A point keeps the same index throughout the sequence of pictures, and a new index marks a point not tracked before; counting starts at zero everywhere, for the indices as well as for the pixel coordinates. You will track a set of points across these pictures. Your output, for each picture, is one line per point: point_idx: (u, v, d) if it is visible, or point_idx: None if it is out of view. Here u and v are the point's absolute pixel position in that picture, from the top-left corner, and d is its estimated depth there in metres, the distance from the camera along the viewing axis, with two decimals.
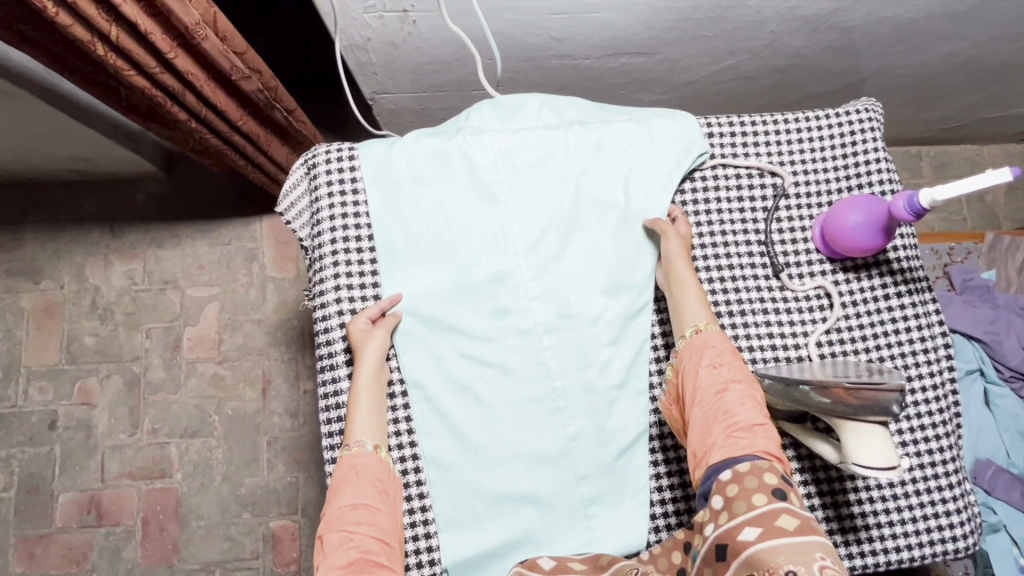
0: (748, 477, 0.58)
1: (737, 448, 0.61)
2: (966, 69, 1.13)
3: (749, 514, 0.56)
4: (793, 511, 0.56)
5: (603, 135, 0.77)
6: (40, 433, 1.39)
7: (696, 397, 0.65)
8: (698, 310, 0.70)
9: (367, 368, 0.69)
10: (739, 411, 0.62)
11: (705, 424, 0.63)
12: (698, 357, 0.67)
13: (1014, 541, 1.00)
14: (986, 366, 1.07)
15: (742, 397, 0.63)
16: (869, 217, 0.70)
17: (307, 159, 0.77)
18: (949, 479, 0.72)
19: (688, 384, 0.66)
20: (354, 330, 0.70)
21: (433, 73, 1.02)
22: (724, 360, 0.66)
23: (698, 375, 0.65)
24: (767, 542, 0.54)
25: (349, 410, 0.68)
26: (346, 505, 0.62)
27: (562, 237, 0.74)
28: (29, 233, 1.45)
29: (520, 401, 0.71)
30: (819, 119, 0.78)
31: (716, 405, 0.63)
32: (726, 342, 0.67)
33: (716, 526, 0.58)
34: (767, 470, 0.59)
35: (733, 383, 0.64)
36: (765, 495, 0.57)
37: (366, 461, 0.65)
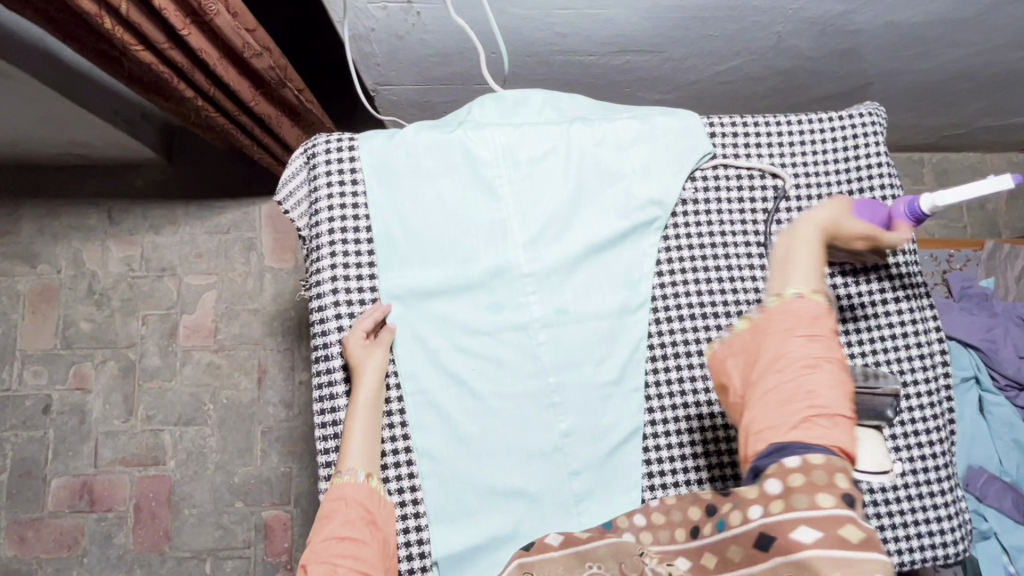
0: (818, 471, 0.48)
1: (813, 435, 0.49)
2: (970, 76, 1.13)
3: (809, 513, 0.46)
4: (859, 522, 0.46)
5: (605, 131, 0.76)
6: (35, 417, 1.39)
7: (779, 364, 0.52)
8: (805, 276, 0.57)
9: (365, 390, 0.68)
10: (828, 394, 0.50)
11: (781, 396, 0.51)
12: (789, 319, 0.53)
13: (1004, 548, 1.00)
14: (982, 374, 1.07)
15: (834, 379, 0.51)
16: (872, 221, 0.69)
17: (307, 148, 0.77)
18: (941, 486, 0.72)
19: (770, 344, 0.53)
20: (353, 351, 0.69)
21: (437, 65, 1.02)
22: (821, 329, 0.53)
23: (786, 338, 0.53)
24: (826, 550, 0.45)
25: (345, 435, 0.67)
26: (331, 537, 0.61)
27: (560, 232, 0.74)
28: (27, 217, 1.44)
29: (515, 396, 0.71)
30: (822, 122, 0.78)
31: (802, 379, 0.51)
32: (829, 313, 0.54)
33: (765, 512, 0.49)
34: (841, 471, 0.48)
35: (828, 360, 0.51)
36: (833, 497, 0.47)
37: (357, 492, 0.64)
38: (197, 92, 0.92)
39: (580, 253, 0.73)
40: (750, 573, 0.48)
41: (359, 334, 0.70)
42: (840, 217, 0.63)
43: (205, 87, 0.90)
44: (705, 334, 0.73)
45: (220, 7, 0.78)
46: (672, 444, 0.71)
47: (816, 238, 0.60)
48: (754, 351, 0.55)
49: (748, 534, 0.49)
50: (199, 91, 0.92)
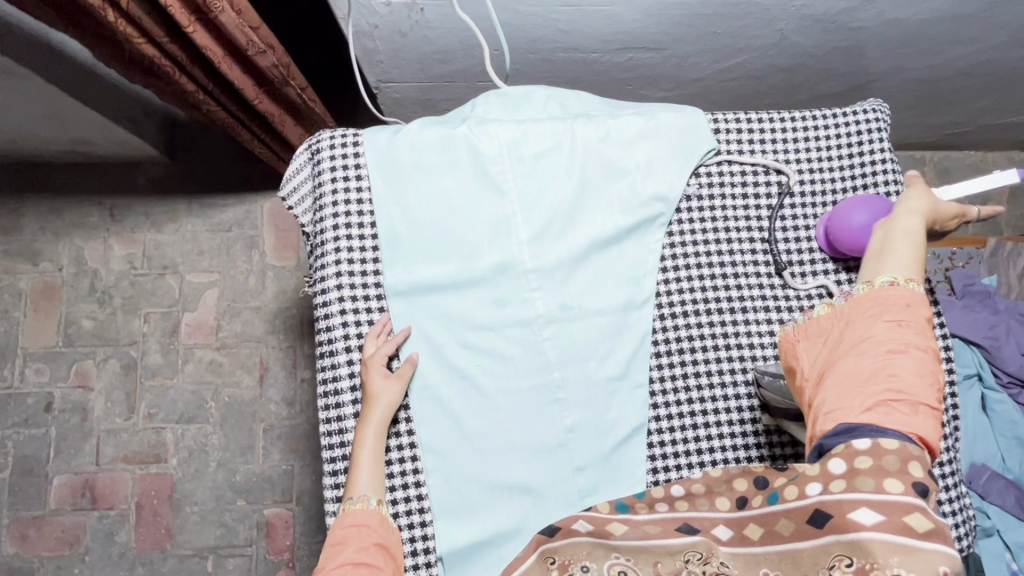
0: (889, 455, 0.48)
1: (891, 417, 0.50)
2: (972, 74, 1.13)
3: (871, 495, 0.47)
4: (927, 511, 0.46)
5: (609, 127, 0.76)
6: (36, 415, 1.39)
7: (862, 345, 0.54)
8: (904, 266, 0.59)
9: (374, 423, 0.67)
10: (910, 382, 0.51)
11: (860, 377, 0.52)
12: (874, 306, 0.56)
13: (1007, 546, 1.00)
14: (984, 371, 1.07)
15: (917, 369, 0.52)
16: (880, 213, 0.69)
17: (311, 144, 0.77)
18: (947, 482, 0.72)
19: (853, 328, 0.55)
20: (369, 381, 0.68)
21: (440, 62, 1.02)
22: (908, 319, 0.54)
23: (870, 323, 0.55)
24: (887, 535, 0.45)
25: (352, 461, 0.67)
26: (347, 564, 0.60)
27: (565, 228, 0.74)
28: (29, 214, 1.44)
29: (519, 391, 0.71)
30: (826, 118, 0.78)
31: (885, 362, 0.52)
32: (918, 307, 0.55)
33: (824, 490, 0.49)
34: (916, 459, 0.48)
35: (914, 350, 0.53)
36: (901, 484, 0.47)
37: (370, 517, 0.63)
38: (199, 87, 0.93)
39: (585, 249, 0.73)
40: (799, 547, 0.49)
41: (378, 364, 0.69)
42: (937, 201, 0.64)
43: (205, 84, 0.92)
44: (709, 330, 0.73)
45: (224, 5, 0.77)
46: (677, 440, 0.71)
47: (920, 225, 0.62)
48: (835, 335, 0.57)
49: (803, 509, 0.50)
50: (200, 86, 0.93)
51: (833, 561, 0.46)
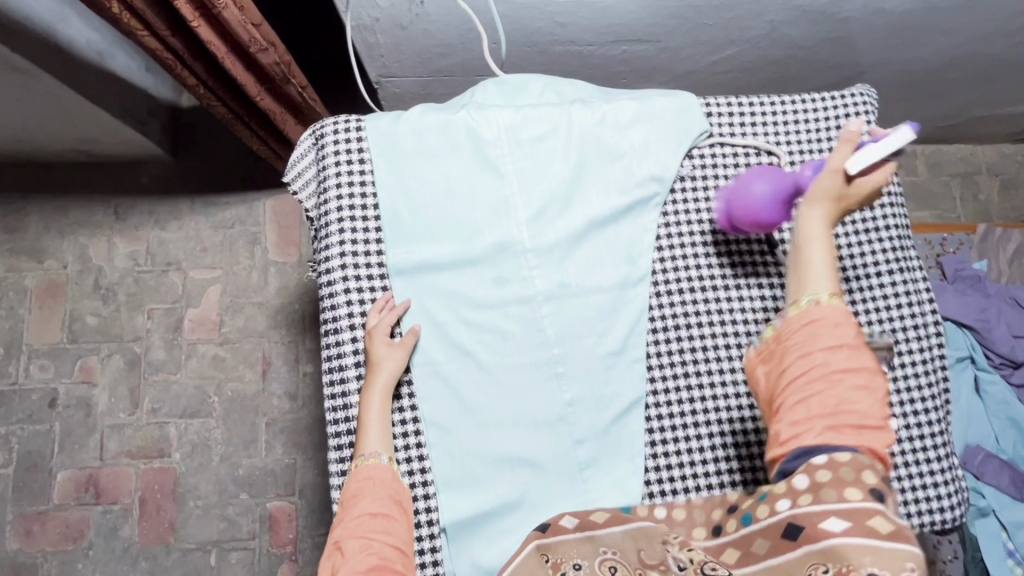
0: (844, 468, 0.50)
1: (837, 438, 0.51)
2: (958, 66, 1.15)
3: (837, 505, 0.49)
4: (889, 513, 0.48)
5: (605, 112, 0.79)
6: (40, 410, 1.40)
7: (803, 376, 0.53)
8: (823, 284, 0.55)
9: (379, 388, 0.69)
10: (855, 401, 0.51)
11: (805, 408, 0.53)
12: (808, 335, 0.54)
13: (1003, 525, 1.02)
14: (977, 353, 1.09)
15: (860, 384, 0.52)
16: (769, 191, 0.69)
17: (315, 130, 0.79)
18: (937, 452, 0.74)
19: (792, 358, 0.54)
20: (373, 347, 0.70)
21: (439, 56, 1.04)
22: (845, 337, 0.53)
23: (808, 353, 0.53)
24: (856, 540, 0.47)
25: (360, 422, 0.69)
26: (364, 514, 0.63)
27: (563, 208, 0.76)
28: (34, 213, 1.46)
29: (519, 366, 0.73)
30: (815, 102, 0.81)
31: (827, 390, 0.52)
32: (854, 323, 0.54)
33: (793, 505, 0.52)
34: (867, 468, 0.50)
35: (854, 368, 0.52)
36: (861, 492, 0.49)
37: (382, 471, 0.66)
38: (200, 82, 0.97)
39: (582, 228, 0.75)
40: (776, 563, 0.51)
41: (383, 334, 0.71)
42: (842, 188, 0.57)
43: (205, 78, 0.95)
44: (704, 306, 0.75)
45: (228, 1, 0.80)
46: (674, 413, 0.73)
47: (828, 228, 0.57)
48: (775, 360, 0.56)
49: (776, 525, 0.52)
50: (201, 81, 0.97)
51: (810, 569, 0.49)
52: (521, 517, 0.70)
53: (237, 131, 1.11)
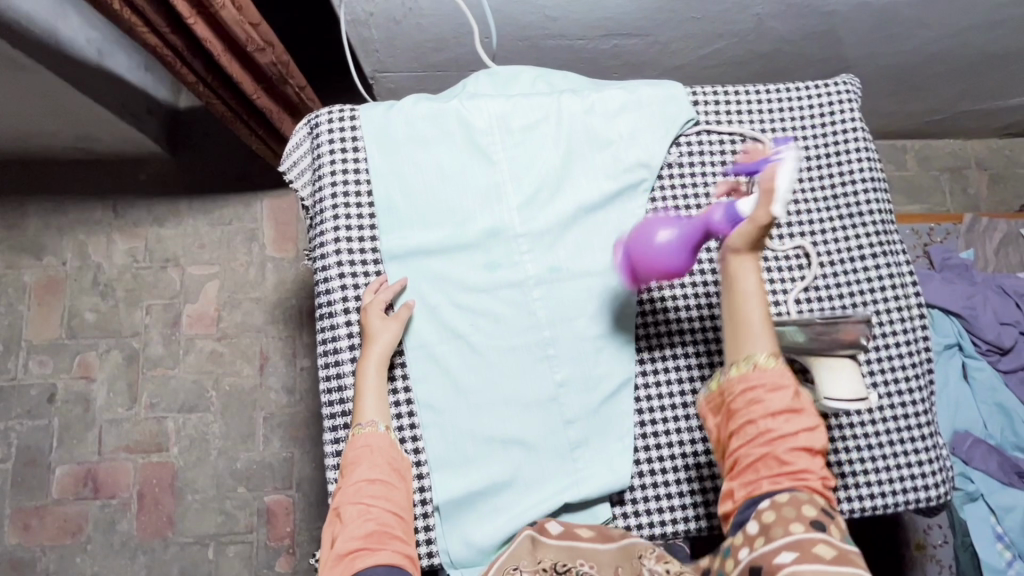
0: (787, 507, 0.55)
1: (779, 484, 0.57)
2: (942, 59, 1.18)
3: (785, 539, 0.53)
4: (832, 541, 0.53)
5: (593, 101, 0.80)
6: (39, 405, 1.41)
7: (745, 436, 0.59)
8: (761, 340, 0.61)
9: (374, 358, 0.71)
10: (791, 451, 0.57)
11: (748, 462, 0.58)
12: (746, 394, 0.59)
13: (991, 509, 1.03)
14: (964, 340, 1.10)
15: (795, 435, 0.58)
16: (673, 244, 0.67)
17: (310, 120, 0.81)
18: (922, 432, 0.75)
19: (734, 421, 0.60)
20: (369, 321, 0.72)
21: (433, 51, 1.06)
22: (780, 393, 0.59)
23: (747, 408, 0.59)
24: (806, 567, 0.51)
25: (358, 392, 0.71)
26: (362, 480, 0.65)
27: (552, 194, 0.78)
28: (33, 210, 1.47)
29: (510, 349, 0.74)
30: (799, 90, 0.82)
31: (765, 441, 0.58)
32: (789, 378, 0.60)
33: (751, 550, 0.54)
34: (807, 502, 0.55)
35: (788, 422, 0.58)
36: (803, 525, 0.54)
37: (380, 440, 0.67)
38: (199, 79, 0.98)
39: (571, 213, 0.77)
40: None
41: (378, 309, 0.72)
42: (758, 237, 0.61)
43: (204, 75, 0.96)
44: (691, 290, 0.77)
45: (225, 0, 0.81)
46: (663, 393, 0.75)
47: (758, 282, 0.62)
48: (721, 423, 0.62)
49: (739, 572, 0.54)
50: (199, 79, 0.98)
51: None
52: (512, 496, 0.71)
53: (237, 129, 1.12)
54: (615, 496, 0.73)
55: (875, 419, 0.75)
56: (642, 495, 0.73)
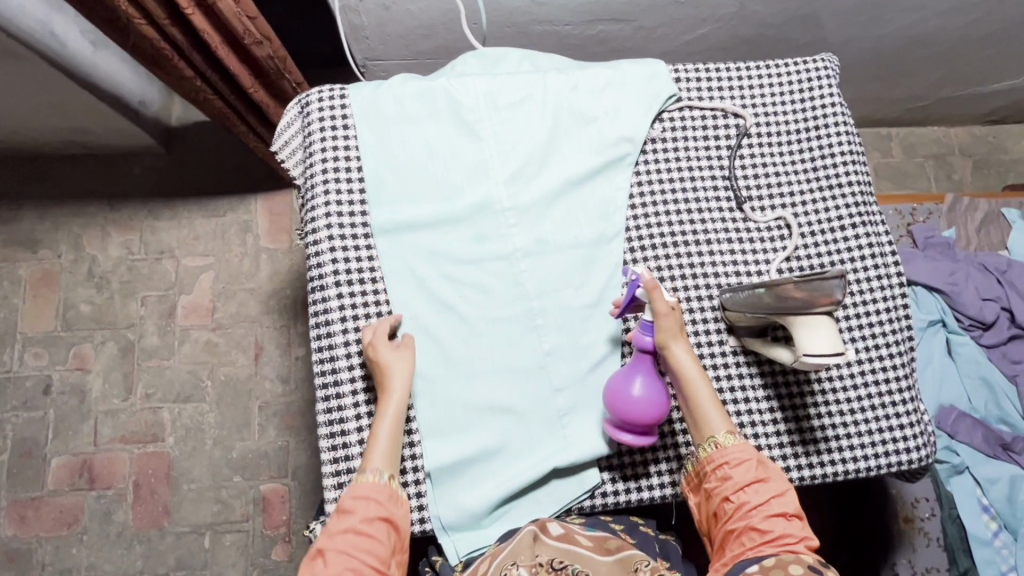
0: (774, 570, 0.60)
1: (763, 551, 0.63)
2: (921, 45, 1.20)
3: None
4: None
5: (579, 78, 0.82)
6: (35, 397, 1.41)
7: (726, 511, 0.67)
8: (718, 419, 0.69)
9: (394, 401, 0.69)
10: (768, 521, 0.64)
11: (731, 536, 0.65)
12: (716, 474, 0.68)
13: (977, 482, 1.04)
14: (947, 317, 1.12)
15: (770, 505, 0.65)
16: (648, 386, 0.69)
17: (301, 99, 0.82)
18: (903, 396, 0.77)
19: (714, 499, 0.68)
20: (381, 354, 0.70)
21: (422, 38, 1.08)
22: (751, 469, 0.67)
23: (720, 485, 0.68)
24: None
25: (370, 439, 0.69)
26: (351, 530, 0.64)
27: (539, 168, 0.79)
28: (26, 204, 1.48)
29: (500, 319, 0.76)
30: (778, 66, 0.85)
31: (741, 514, 0.66)
32: (751, 452, 0.68)
33: None
34: (792, 562, 0.60)
35: (762, 494, 0.66)
36: None
37: (378, 491, 0.66)
38: (196, 73, 0.96)
39: (557, 187, 0.79)
40: None
41: (385, 342, 0.71)
42: (677, 337, 0.70)
43: (203, 68, 0.94)
44: (676, 261, 0.79)
45: None
46: None
47: (700, 371, 0.70)
48: (705, 504, 0.70)
49: None
50: (199, 72, 0.96)
51: None
52: (503, 463, 0.73)
53: (238, 130, 1.13)
54: (603, 461, 0.75)
55: (858, 384, 0.77)
56: (630, 459, 0.75)
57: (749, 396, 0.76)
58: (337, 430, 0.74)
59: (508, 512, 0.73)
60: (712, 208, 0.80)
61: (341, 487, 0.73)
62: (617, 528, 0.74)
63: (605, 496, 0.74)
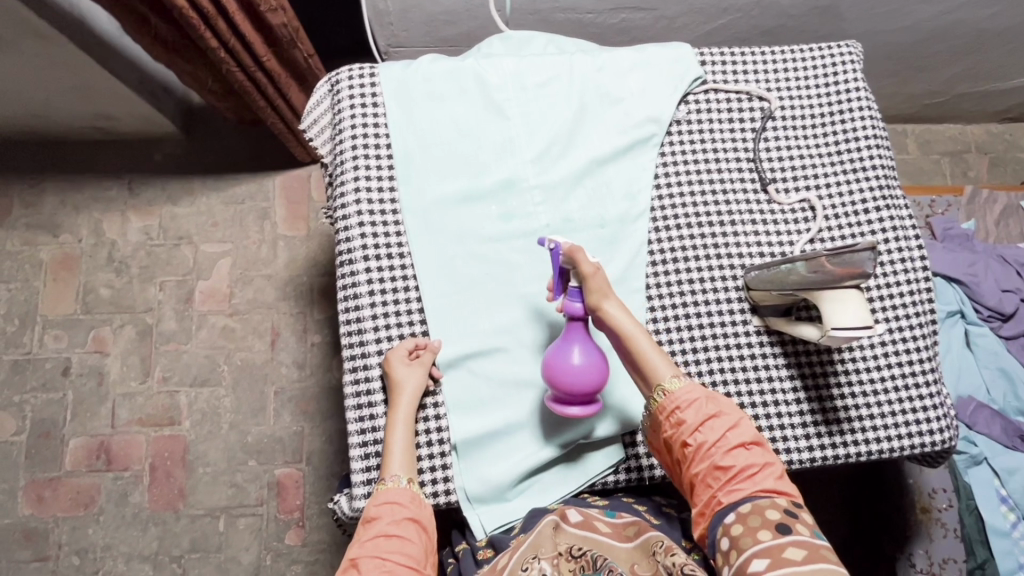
0: (751, 517, 0.59)
1: (733, 492, 0.62)
2: (943, 38, 1.20)
3: (755, 547, 0.57)
4: (800, 542, 0.56)
5: (605, 60, 0.83)
6: (54, 379, 1.42)
7: (687, 456, 0.65)
8: (662, 364, 0.68)
9: (403, 410, 0.71)
10: (729, 459, 0.63)
11: (698, 483, 0.64)
12: (670, 420, 0.66)
13: (995, 472, 1.04)
14: (966, 307, 1.12)
15: (727, 440, 0.64)
16: (588, 352, 0.69)
17: (332, 77, 0.83)
18: (926, 378, 0.77)
19: (672, 448, 0.66)
20: (395, 369, 0.71)
21: (446, 25, 1.09)
22: (702, 408, 0.65)
23: (675, 431, 0.66)
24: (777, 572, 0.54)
25: (386, 445, 0.70)
26: (381, 534, 0.63)
27: (565, 148, 0.80)
28: (48, 187, 1.49)
29: (524, 295, 0.77)
30: (803, 51, 0.85)
31: (702, 456, 0.64)
32: (699, 390, 0.67)
33: (730, 567, 0.58)
34: (769, 507, 0.59)
35: (717, 430, 0.64)
36: (770, 531, 0.57)
37: (401, 495, 0.66)
38: (220, 44, 0.92)
39: (583, 167, 0.79)
40: None
41: (401, 355, 0.72)
42: (604, 294, 0.70)
43: (228, 40, 0.91)
44: (700, 241, 0.79)
45: None
46: (675, 340, 0.77)
47: (634, 323, 0.70)
48: (667, 453, 0.68)
49: None
50: (222, 43, 0.92)
51: None
52: (528, 437, 0.74)
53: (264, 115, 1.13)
54: (627, 437, 0.75)
55: (881, 365, 0.77)
56: None
57: (772, 375, 0.76)
58: (364, 402, 0.74)
59: (533, 484, 0.74)
60: (737, 189, 0.81)
61: (367, 459, 0.73)
62: (638, 509, 0.73)
63: (629, 470, 0.75)
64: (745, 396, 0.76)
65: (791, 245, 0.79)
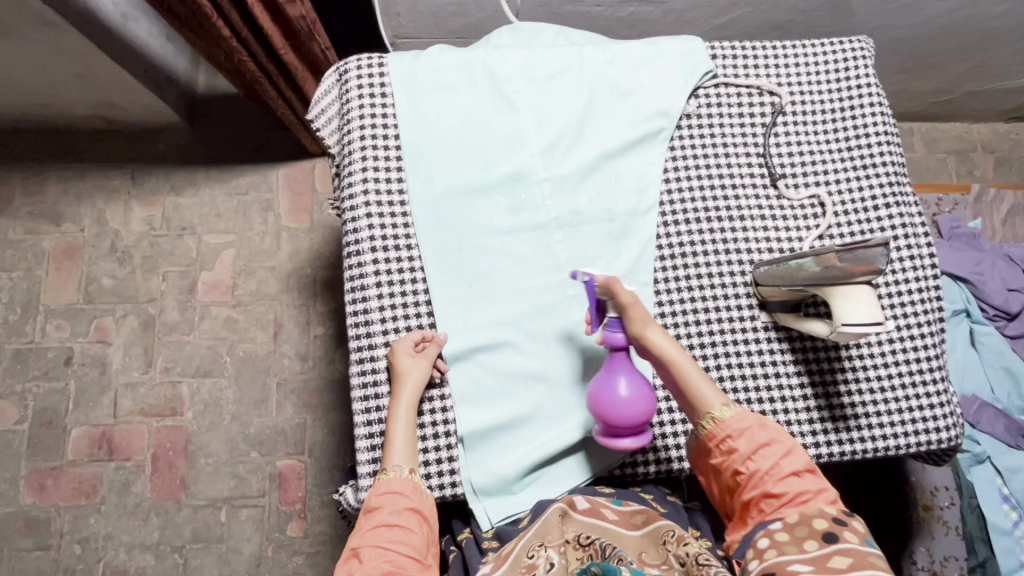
0: (797, 527, 0.59)
1: (783, 513, 0.61)
2: (954, 34, 1.19)
3: (801, 555, 0.57)
4: (846, 550, 0.56)
5: (615, 53, 0.83)
6: (56, 368, 1.41)
7: (738, 484, 0.65)
8: (710, 393, 0.67)
9: (407, 401, 0.71)
10: (782, 485, 0.62)
11: (750, 509, 0.63)
12: (721, 448, 0.66)
13: (997, 471, 1.03)
14: (971, 307, 1.13)
15: (780, 466, 0.63)
16: (634, 383, 0.68)
17: (340, 66, 0.82)
18: (933, 375, 0.77)
19: (722, 476, 0.66)
20: (399, 359, 0.71)
21: (453, 16, 1.09)
22: (755, 437, 0.65)
23: (727, 459, 0.65)
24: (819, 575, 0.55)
25: (387, 435, 0.70)
26: (382, 524, 0.63)
27: (574, 141, 0.80)
28: (52, 176, 1.48)
29: (532, 289, 0.76)
30: (814, 45, 0.85)
31: (754, 483, 0.63)
32: (750, 418, 0.66)
33: (762, 561, 0.59)
34: (817, 517, 0.60)
35: (770, 457, 0.64)
36: (817, 542, 0.58)
37: (403, 484, 0.66)
38: (232, 33, 0.93)
39: (592, 161, 0.79)
40: None
41: (405, 346, 0.72)
42: (647, 324, 0.69)
43: (240, 28, 0.91)
44: (710, 235, 0.79)
45: None
46: (682, 334, 0.77)
47: (681, 351, 0.69)
48: (715, 480, 0.68)
49: None
50: (234, 31, 0.93)
51: None
52: (535, 430, 0.74)
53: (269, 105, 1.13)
54: None
55: (888, 362, 0.77)
56: (661, 431, 0.75)
57: (780, 371, 0.76)
58: (370, 392, 0.74)
59: (538, 478, 0.74)
60: (746, 184, 0.81)
61: (373, 449, 0.73)
62: (646, 498, 0.73)
63: (635, 465, 0.75)
64: (752, 392, 0.76)
65: (799, 242, 0.79)
